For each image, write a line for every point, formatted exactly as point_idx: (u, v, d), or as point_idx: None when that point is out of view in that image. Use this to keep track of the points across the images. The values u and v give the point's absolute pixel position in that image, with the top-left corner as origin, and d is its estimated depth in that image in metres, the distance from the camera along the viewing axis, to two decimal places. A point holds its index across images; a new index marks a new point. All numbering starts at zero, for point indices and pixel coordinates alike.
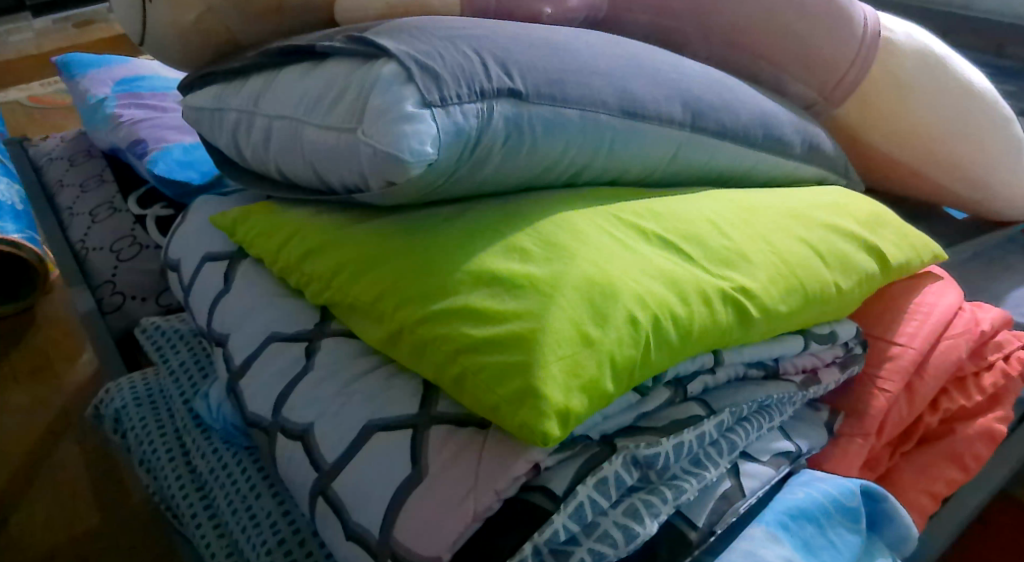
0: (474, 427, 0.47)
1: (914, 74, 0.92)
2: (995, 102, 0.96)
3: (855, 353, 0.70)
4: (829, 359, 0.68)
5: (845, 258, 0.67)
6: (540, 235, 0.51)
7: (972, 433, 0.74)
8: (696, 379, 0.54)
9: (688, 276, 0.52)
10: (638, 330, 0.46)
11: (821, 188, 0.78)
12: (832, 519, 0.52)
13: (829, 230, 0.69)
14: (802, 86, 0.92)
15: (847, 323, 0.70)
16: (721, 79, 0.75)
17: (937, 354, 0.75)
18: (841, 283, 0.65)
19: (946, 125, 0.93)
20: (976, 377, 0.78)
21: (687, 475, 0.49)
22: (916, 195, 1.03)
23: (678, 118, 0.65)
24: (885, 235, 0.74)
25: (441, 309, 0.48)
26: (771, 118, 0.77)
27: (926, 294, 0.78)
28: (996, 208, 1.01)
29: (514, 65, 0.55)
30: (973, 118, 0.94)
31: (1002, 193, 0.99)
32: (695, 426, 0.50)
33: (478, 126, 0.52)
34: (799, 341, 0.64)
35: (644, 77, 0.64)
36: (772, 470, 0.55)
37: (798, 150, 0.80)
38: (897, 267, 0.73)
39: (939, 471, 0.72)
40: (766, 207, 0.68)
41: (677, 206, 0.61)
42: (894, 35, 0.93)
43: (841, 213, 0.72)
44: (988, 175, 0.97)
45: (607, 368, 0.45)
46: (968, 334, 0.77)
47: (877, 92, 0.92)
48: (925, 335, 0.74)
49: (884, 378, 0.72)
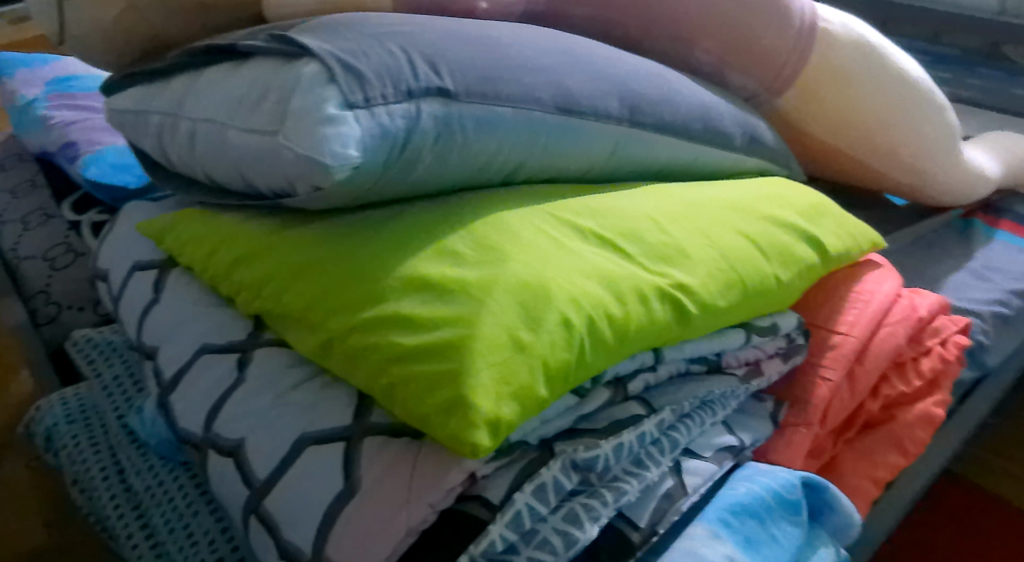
0: (409, 437, 0.46)
1: (852, 63, 0.93)
2: (930, 90, 0.98)
3: (797, 344, 0.72)
4: (772, 351, 0.69)
5: (783, 250, 0.68)
6: (473, 237, 0.50)
7: (912, 419, 0.76)
8: (637, 377, 0.53)
9: (626, 274, 0.51)
10: (573, 333, 0.45)
11: (763, 181, 0.79)
12: (773, 513, 0.52)
13: (768, 222, 0.69)
14: (743, 78, 0.93)
15: (789, 315, 0.71)
16: (660, 72, 0.75)
17: (877, 341, 0.76)
18: (780, 275, 0.66)
19: (884, 114, 0.95)
20: (915, 362, 0.80)
21: (628, 476, 0.48)
22: (858, 183, 1.05)
23: (617, 113, 0.65)
24: (825, 226, 0.75)
25: (371, 317, 0.46)
26: (710, 111, 0.77)
27: (866, 283, 0.80)
28: (934, 194, 1.04)
29: (443, 63, 0.54)
30: (909, 106, 0.96)
31: (941, 179, 1.01)
32: (634, 426, 0.50)
33: (405, 127, 0.50)
34: (740, 335, 0.65)
35: (579, 71, 0.64)
36: (714, 465, 0.55)
37: (739, 142, 0.81)
38: (837, 257, 0.75)
39: (881, 458, 0.74)
40: (706, 200, 0.68)
41: (616, 203, 0.60)
42: (831, 25, 0.94)
43: (782, 204, 0.74)
44: (926, 162, 0.99)
45: (539, 373, 0.43)
46: (906, 321, 0.78)
47: (816, 81, 0.94)
48: (864, 323, 0.76)
49: (825, 367, 0.74)
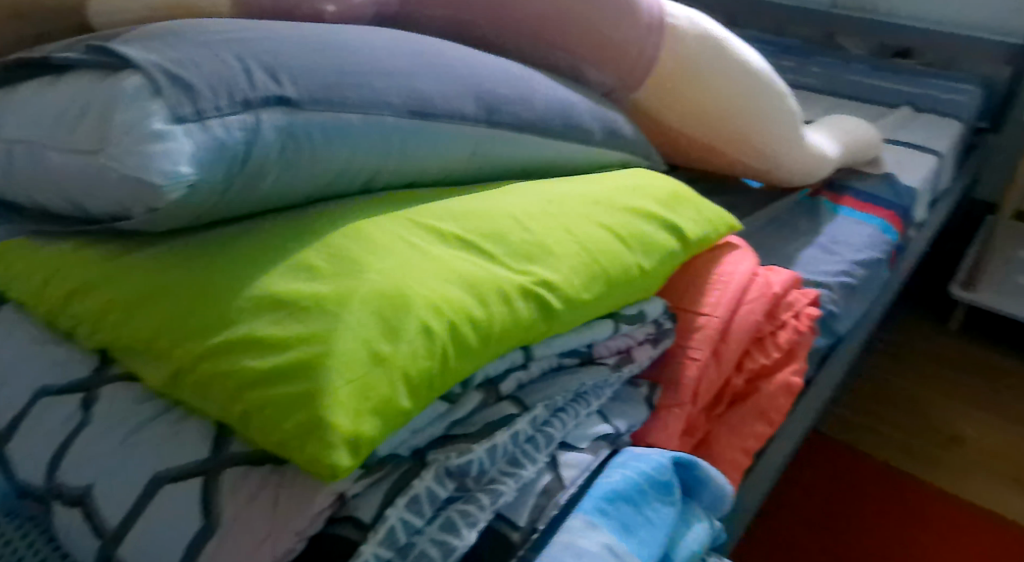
0: (272, 465, 0.44)
1: (699, 56, 0.98)
2: (771, 79, 1.05)
3: (665, 328, 0.75)
4: (642, 337, 0.71)
5: (644, 239, 0.70)
6: (329, 250, 0.48)
7: (774, 390, 0.81)
8: (508, 377, 0.54)
9: (488, 275, 0.51)
10: (434, 340, 0.45)
11: (624, 173, 0.82)
12: (647, 495, 0.53)
13: (628, 213, 0.72)
14: (600, 74, 0.96)
15: (655, 301, 0.74)
16: (515, 71, 0.75)
17: (738, 319, 0.81)
18: (642, 264, 0.68)
19: (731, 103, 1.00)
20: (773, 335, 0.85)
21: (504, 476, 0.49)
22: (716, 169, 1.10)
23: (473, 114, 0.65)
24: (683, 213, 0.79)
25: (221, 342, 0.44)
26: (568, 107, 0.79)
27: (725, 264, 0.84)
28: (785, 176, 1.11)
29: (283, 70, 0.52)
30: (754, 94, 1.02)
31: (788, 163, 1.08)
32: (508, 426, 0.50)
33: (244, 139, 0.48)
34: (609, 325, 0.66)
35: (431, 73, 0.63)
36: (590, 455, 0.56)
37: (598, 136, 0.83)
38: (696, 242, 0.78)
39: (748, 429, 0.79)
40: (568, 196, 0.69)
41: (477, 204, 0.60)
42: (677, 20, 0.98)
43: (641, 195, 0.76)
44: (774, 146, 1.05)
45: (400, 385, 0.43)
46: (762, 298, 0.83)
47: (667, 75, 0.98)
48: (726, 303, 0.80)
49: (693, 347, 0.78)
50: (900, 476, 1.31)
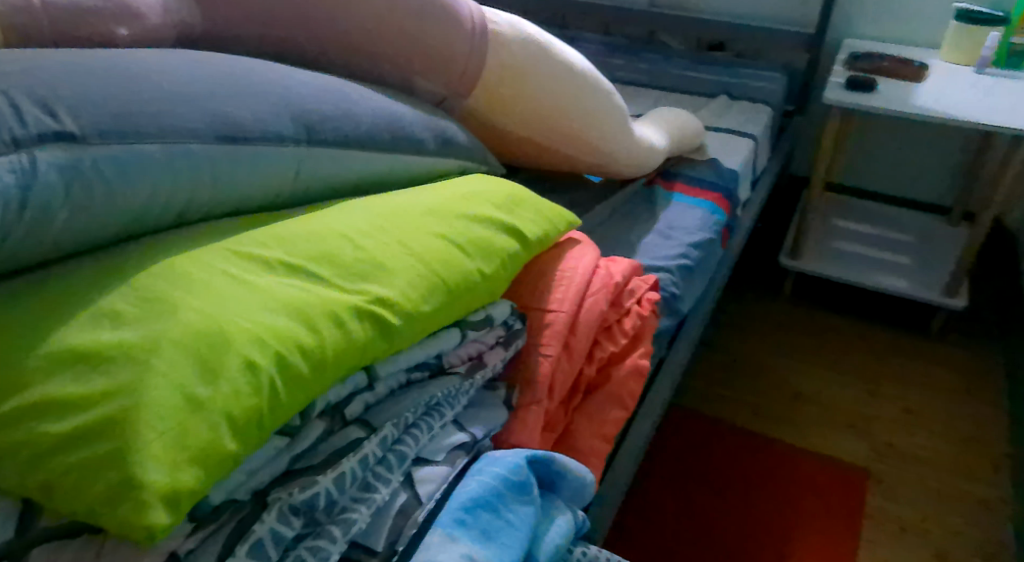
0: (87, 534, 0.41)
1: (524, 60, 1.01)
2: (595, 78, 1.09)
3: (515, 329, 0.76)
4: (493, 341, 0.73)
5: (483, 244, 0.71)
6: (135, 291, 0.45)
7: (625, 375, 0.85)
8: (353, 401, 0.52)
9: (316, 299, 0.49)
10: (258, 376, 0.43)
11: (461, 180, 0.83)
12: (504, 498, 0.54)
13: (465, 220, 0.72)
14: (430, 83, 0.96)
15: (502, 304, 0.75)
16: (336, 87, 0.74)
17: (585, 310, 0.83)
18: (483, 269, 0.69)
19: (560, 103, 1.04)
20: (619, 323, 0.88)
21: (356, 504, 0.47)
22: (557, 167, 1.14)
23: (291, 134, 0.63)
24: (521, 214, 0.81)
25: (16, 408, 0.41)
26: (396, 119, 0.78)
27: (568, 259, 0.87)
28: (621, 168, 1.16)
29: (60, 104, 0.49)
30: (581, 93, 1.06)
31: (620, 156, 1.13)
32: (354, 451, 0.48)
33: (18, 183, 0.44)
34: (456, 333, 0.67)
35: (241, 95, 0.61)
36: (447, 467, 0.56)
37: (431, 146, 0.83)
38: (536, 242, 0.80)
39: (605, 416, 0.83)
40: (402, 209, 0.68)
41: (303, 226, 0.58)
42: (499, 26, 1.01)
43: (478, 201, 0.77)
44: (606, 141, 1.10)
45: (223, 427, 0.41)
46: (605, 288, 0.86)
47: (496, 80, 1.00)
48: (572, 297, 0.83)
49: (544, 344, 0.80)
50: (754, 438, 1.41)
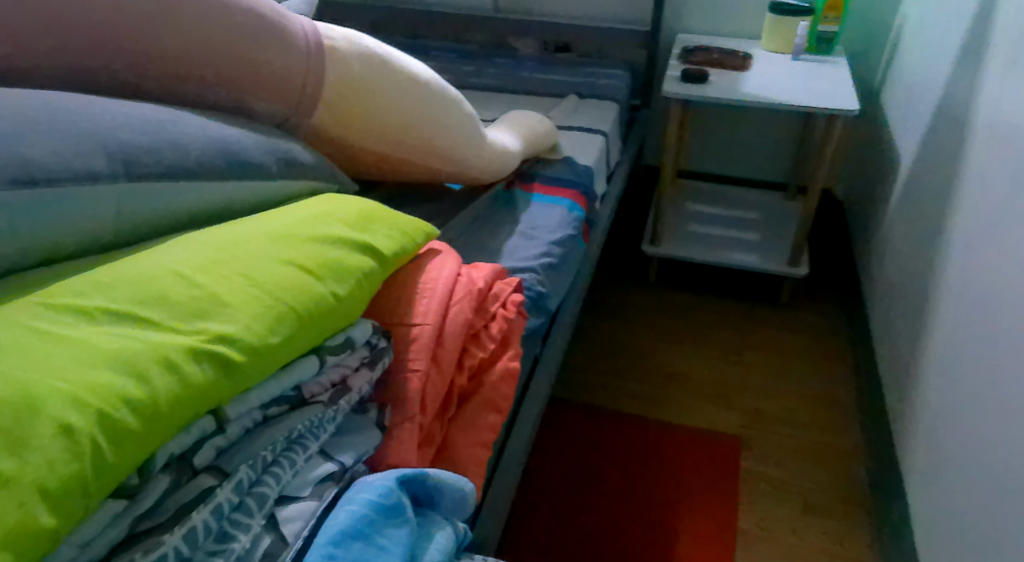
0: None
1: (366, 74, 1.00)
2: (440, 86, 1.10)
3: (380, 348, 0.74)
4: (357, 363, 0.71)
5: (335, 266, 0.69)
6: None
7: (497, 379, 0.86)
8: (203, 447, 0.51)
9: (143, 347, 0.48)
10: (76, 442, 0.42)
11: (310, 200, 0.80)
12: (375, 524, 0.56)
13: (315, 243, 0.70)
14: (268, 104, 0.92)
15: (363, 323, 0.73)
16: (159, 118, 0.70)
17: (451, 320, 0.83)
18: (337, 292, 0.67)
19: (407, 114, 1.05)
20: (486, 328, 0.89)
21: (213, 556, 0.48)
22: (410, 177, 1.15)
23: (107, 172, 0.62)
24: (375, 230, 0.79)
25: None
26: (232, 144, 0.75)
27: (430, 271, 0.86)
28: (472, 174, 1.19)
29: None
30: (427, 103, 1.07)
31: (471, 161, 1.17)
32: (206, 502, 0.49)
33: None
34: (314, 361, 0.64)
35: (45, 135, 0.59)
36: (314, 501, 0.56)
37: (274, 169, 0.80)
38: (392, 257, 0.79)
39: (481, 423, 0.83)
40: (245, 236, 0.65)
41: (131, 267, 0.55)
42: (335, 41, 0.99)
43: (328, 221, 0.75)
44: (456, 148, 1.12)
45: (36, 501, 0.40)
46: (469, 295, 0.86)
47: (339, 98, 0.98)
48: (436, 309, 0.82)
49: (413, 359, 0.79)
50: (634, 422, 1.46)
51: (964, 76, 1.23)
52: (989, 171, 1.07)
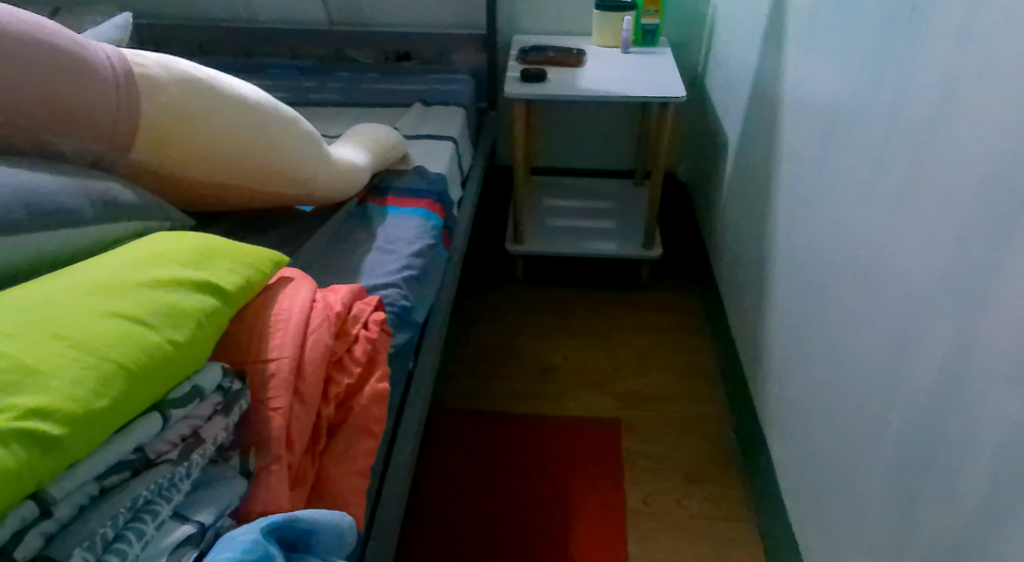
0: None
1: (188, 100, 0.95)
2: (275, 106, 1.06)
3: (234, 390, 0.70)
4: (210, 412, 0.66)
5: (171, 311, 0.64)
6: None
7: (367, 403, 0.83)
8: (27, 534, 0.50)
9: None
10: None
11: (142, 240, 0.75)
12: None
13: (146, 288, 0.65)
14: (79, 142, 0.85)
15: (212, 367, 0.68)
16: None
17: (309, 350, 0.79)
18: (174, 338, 0.63)
19: (241, 138, 1.00)
20: (349, 353, 0.85)
21: None
22: (256, 203, 1.10)
23: None
24: (216, 265, 0.74)
25: None
26: (34, 194, 0.73)
27: (281, 301, 0.81)
28: (323, 193, 1.15)
29: None
30: (261, 125, 1.02)
31: (320, 180, 1.13)
32: None
33: None
34: (156, 418, 0.60)
35: None
36: None
37: (90, 214, 0.77)
38: (238, 292, 0.74)
39: (356, 450, 0.80)
40: (63, 290, 0.61)
41: None
42: (149, 67, 0.93)
43: (161, 263, 0.70)
44: (301, 169, 1.08)
45: None
46: (327, 321, 0.83)
47: (160, 126, 0.92)
48: (292, 340, 0.78)
49: (272, 397, 0.74)
50: (517, 421, 1.47)
51: (771, 57, 1.33)
52: (799, 142, 1.16)
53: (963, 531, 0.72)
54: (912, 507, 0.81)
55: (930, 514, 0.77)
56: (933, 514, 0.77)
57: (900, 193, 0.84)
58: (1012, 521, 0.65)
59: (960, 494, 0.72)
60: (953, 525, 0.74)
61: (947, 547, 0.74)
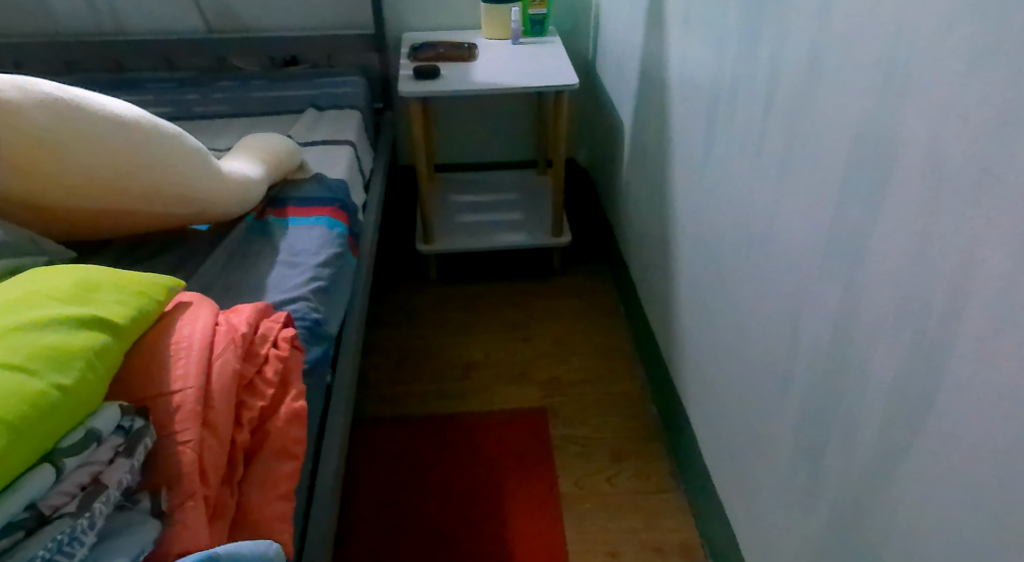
0: None
1: (53, 125, 0.89)
2: (154, 123, 1.00)
3: (136, 428, 0.65)
4: (110, 455, 0.62)
5: (53, 353, 0.60)
6: None
7: (284, 423, 0.80)
8: None
9: None
10: None
11: (18, 277, 0.70)
12: None
13: (22, 332, 0.61)
14: None
15: (108, 407, 0.63)
16: None
17: (216, 377, 0.75)
18: (59, 382, 0.59)
19: (117, 161, 0.94)
20: (260, 374, 0.82)
21: None
22: (144, 226, 1.05)
23: None
24: (102, 298, 0.69)
25: None
26: None
27: (180, 328, 0.77)
28: (217, 210, 1.10)
29: None
30: (139, 145, 0.97)
31: (210, 198, 1.08)
32: None
33: None
34: (48, 470, 0.56)
35: None
36: None
37: None
38: (130, 323, 0.70)
39: (277, 474, 0.77)
40: None
41: None
42: (6, 91, 0.87)
43: (39, 302, 0.65)
44: (189, 188, 1.03)
45: None
46: (232, 344, 0.79)
47: (24, 157, 0.87)
48: (195, 368, 0.74)
49: (180, 431, 0.70)
50: (441, 421, 1.45)
51: (654, 39, 1.36)
52: (687, 121, 1.19)
53: (865, 474, 0.76)
54: (819, 458, 0.85)
55: (836, 461, 0.81)
56: (838, 463, 0.81)
57: (782, 162, 0.88)
58: (906, 458, 0.69)
59: (860, 440, 0.76)
60: (857, 470, 0.77)
61: (853, 489, 0.78)
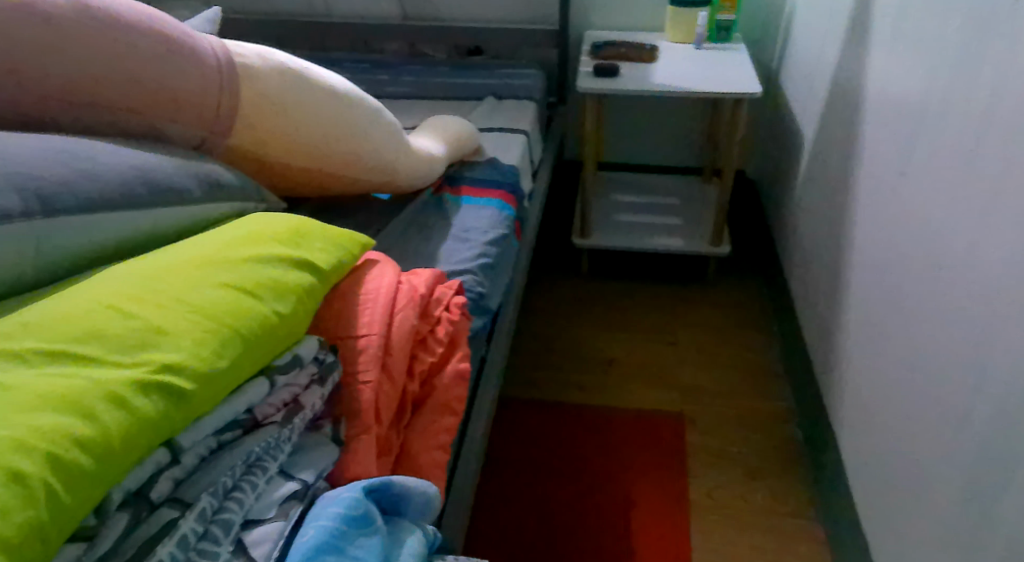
0: None
1: (282, 90, 1.00)
2: (361, 97, 1.10)
3: (328, 363, 0.73)
4: (307, 381, 0.71)
5: (276, 284, 0.69)
6: None
7: (448, 382, 0.86)
8: (158, 481, 0.55)
9: (88, 382, 0.52)
10: (29, 485, 0.45)
11: (243, 219, 0.80)
12: (345, 536, 0.60)
13: (252, 263, 0.70)
14: (182, 128, 0.92)
15: (309, 340, 0.72)
16: (73, 151, 0.73)
17: (396, 329, 0.82)
18: (279, 308, 0.67)
19: (330, 126, 1.05)
20: (432, 333, 0.89)
21: None
22: (340, 191, 1.14)
23: (22, 210, 0.64)
24: (311, 244, 0.78)
25: None
26: (149, 173, 0.78)
27: (370, 282, 0.85)
28: (403, 183, 1.19)
29: None
30: (348, 114, 1.07)
31: (399, 169, 1.16)
32: (170, 534, 0.53)
33: None
34: (263, 383, 0.65)
35: None
36: (280, 521, 0.60)
37: (197, 193, 0.82)
38: (331, 271, 0.78)
39: (437, 426, 0.84)
40: (176, 262, 0.66)
41: (67, 302, 0.58)
42: (248, 58, 0.99)
43: (263, 240, 0.74)
44: (384, 158, 1.12)
45: None
46: (412, 302, 0.86)
47: (258, 115, 0.99)
48: (380, 318, 0.81)
49: (362, 372, 0.78)
50: (579, 411, 1.48)
51: (851, 55, 1.31)
52: (879, 140, 1.14)
53: None
54: (992, 505, 0.79)
55: (1012, 510, 0.76)
56: (1015, 513, 0.75)
57: (989, 188, 0.83)
58: None
59: None
60: None
61: None
